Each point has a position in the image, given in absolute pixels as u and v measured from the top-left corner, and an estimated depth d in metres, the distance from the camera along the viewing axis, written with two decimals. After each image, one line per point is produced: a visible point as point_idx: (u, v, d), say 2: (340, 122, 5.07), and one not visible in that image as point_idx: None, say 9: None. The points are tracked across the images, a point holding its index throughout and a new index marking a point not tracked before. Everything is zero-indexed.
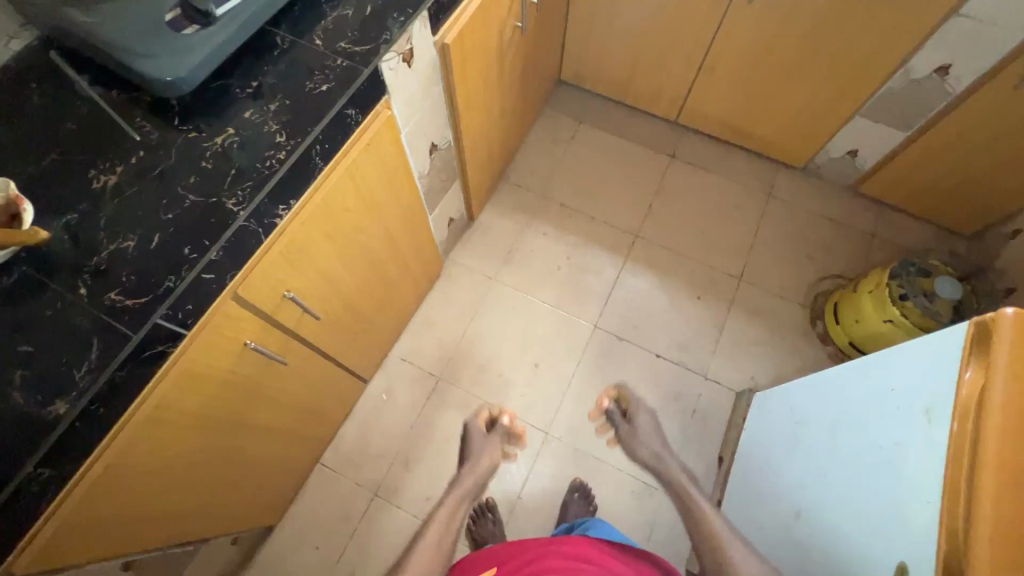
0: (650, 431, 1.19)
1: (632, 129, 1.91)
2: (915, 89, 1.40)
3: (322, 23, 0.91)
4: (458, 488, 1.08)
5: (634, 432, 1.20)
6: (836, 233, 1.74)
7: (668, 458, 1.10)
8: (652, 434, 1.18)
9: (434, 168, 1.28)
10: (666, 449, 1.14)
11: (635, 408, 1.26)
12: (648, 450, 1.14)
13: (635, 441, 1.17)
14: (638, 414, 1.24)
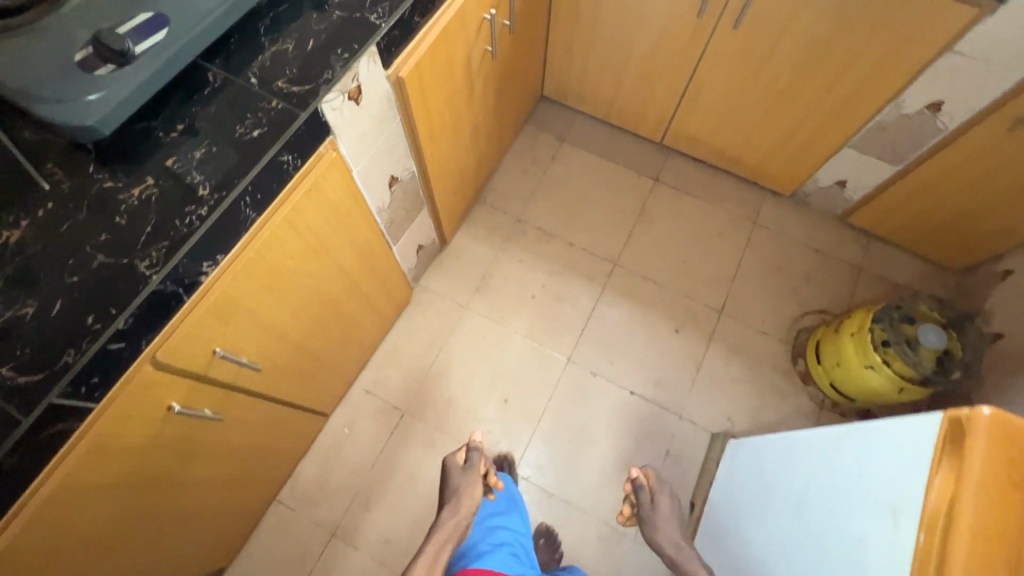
0: (669, 519, 1.06)
1: (616, 149, 1.84)
2: (906, 125, 1.34)
3: (259, 58, 0.84)
4: (440, 530, 0.95)
5: (657, 518, 1.06)
6: (821, 265, 1.68)
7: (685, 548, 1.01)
8: (673, 521, 1.06)
9: (396, 200, 1.22)
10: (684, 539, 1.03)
11: (662, 491, 1.10)
12: (670, 541, 1.02)
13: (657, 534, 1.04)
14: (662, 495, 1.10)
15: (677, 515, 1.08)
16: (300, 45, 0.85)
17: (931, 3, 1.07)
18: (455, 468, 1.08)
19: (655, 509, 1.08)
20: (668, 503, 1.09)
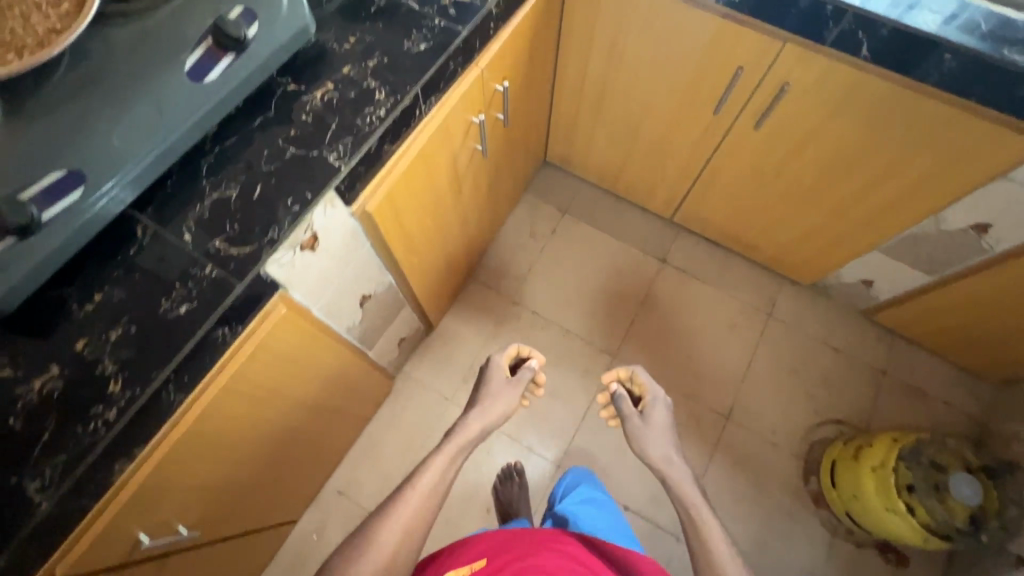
0: (664, 429, 1.00)
1: (621, 224, 1.71)
2: (945, 239, 1.19)
3: (197, 207, 0.72)
4: (460, 435, 0.93)
5: (645, 430, 0.99)
6: (840, 366, 1.53)
7: (675, 459, 0.95)
8: (665, 432, 0.99)
9: (369, 315, 1.10)
10: (671, 444, 0.98)
11: (649, 397, 1.03)
12: (660, 451, 0.97)
13: (641, 444, 0.98)
14: (653, 408, 1.02)
15: (667, 419, 1.02)
16: (245, 192, 0.73)
17: (985, 127, 0.93)
18: (482, 370, 1.08)
19: (644, 423, 1.01)
20: (660, 411, 1.02)
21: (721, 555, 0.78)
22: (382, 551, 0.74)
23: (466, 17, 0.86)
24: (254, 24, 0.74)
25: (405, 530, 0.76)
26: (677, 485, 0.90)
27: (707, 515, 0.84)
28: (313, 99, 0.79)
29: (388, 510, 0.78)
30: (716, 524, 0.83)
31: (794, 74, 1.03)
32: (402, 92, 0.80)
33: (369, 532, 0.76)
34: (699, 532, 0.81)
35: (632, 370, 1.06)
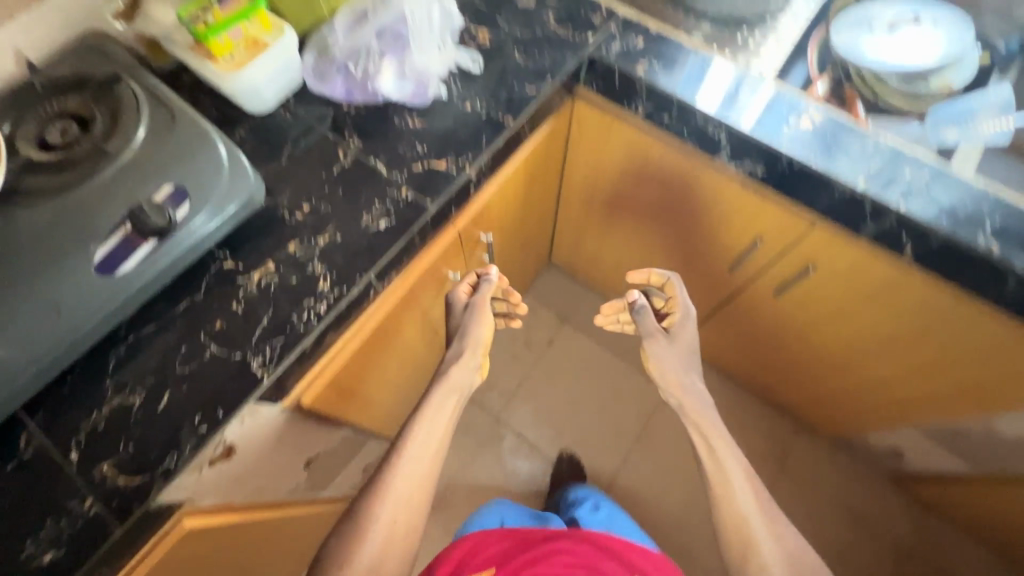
0: (688, 349, 0.84)
1: (625, 342, 1.57)
2: (993, 444, 1.01)
3: (93, 414, 0.63)
4: (440, 389, 0.78)
5: (670, 352, 0.83)
6: (860, 538, 1.35)
7: (695, 384, 0.81)
8: (688, 358, 0.83)
9: (319, 468, 1.00)
10: (693, 364, 0.83)
11: (680, 313, 0.87)
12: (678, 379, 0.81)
13: (659, 365, 0.82)
14: (682, 327, 0.86)
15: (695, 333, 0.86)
16: (150, 401, 0.63)
17: None
18: (451, 300, 0.86)
19: (670, 340, 0.84)
20: (688, 330, 0.86)
21: (747, 508, 0.72)
22: (385, 533, 0.70)
23: (437, 187, 0.75)
24: (185, 203, 0.65)
25: (401, 503, 0.71)
26: (700, 416, 0.79)
27: (737, 455, 0.76)
28: (249, 282, 0.69)
29: (376, 493, 0.72)
30: (747, 468, 0.75)
31: (821, 256, 0.89)
32: (351, 281, 0.70)
33: (365, 518, 0.70)
34: (726, 480, 0.74)
35: (668, 277, 0.88)
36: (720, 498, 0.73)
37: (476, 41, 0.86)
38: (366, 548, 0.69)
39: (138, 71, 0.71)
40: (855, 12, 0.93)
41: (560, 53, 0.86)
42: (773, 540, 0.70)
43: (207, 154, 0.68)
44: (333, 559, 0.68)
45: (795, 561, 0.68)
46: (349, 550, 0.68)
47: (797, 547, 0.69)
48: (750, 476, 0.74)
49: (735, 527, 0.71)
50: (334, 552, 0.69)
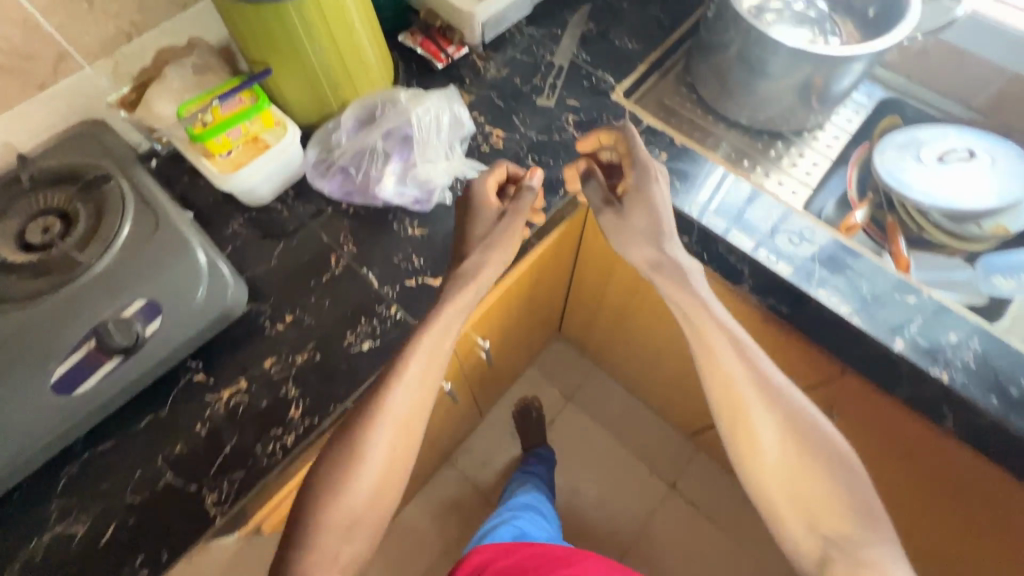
0: (645, 208, 0.68)
1: (632, 429, 1.48)
2: None
3: (33, 544, 0.58)
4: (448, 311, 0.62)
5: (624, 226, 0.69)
6: None
7: (668, 246, 0.66)
8: (648, 223, 0.67)
9: None
10: (662, 237, 0.66)
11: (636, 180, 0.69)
12: (649, 255, 0.66)
13: (631, 241, 0.68)
14: (639, 190, 0.69)
15: (666, 185, 0.71)
16: (94, 534, 0.58)
17: None
18: (473, 194, 0.71)
19: (628, 211, 0.69)
20: (660, 186, 0.69)
21: (733, 373, 0.59)
22: (386, 451, 0.57)
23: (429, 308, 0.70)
24: (157, 318, 0.62)
25: (402, 426, 0.58)
26: (679, 295, 0.63)
27: (723, 320, 0.61)
28: (216, 402, 0.65)
29: (369, 420, 0.57)
30: (736, 332, 0.61)
31: (847, 403, 0.80)
32: (323, 411, 0.64)
33: (355, 447, 0.56)
34: (714, 348, 0.60)
35: (618, 131, 0.72)
36: (706, 371, 0.60)
37: (489, 144, 0.82)
38: (355, 484, 0.55)
39: (130, 166, 0.68)
40: (903, 133, 0.85)
41: (577, 162, 0.80)
42: (767, 416, 0.57)
43: (187, 264, 0.64)
44: (320, 498, 0.55)
45: (795, 437, 0.56)
46: (339, 483, 0.55)
47: (796, 419, 0.57)
48: (742, 347, 0.59)
49: (732, 406, 0.58)
50: (320, 490, 0.55)
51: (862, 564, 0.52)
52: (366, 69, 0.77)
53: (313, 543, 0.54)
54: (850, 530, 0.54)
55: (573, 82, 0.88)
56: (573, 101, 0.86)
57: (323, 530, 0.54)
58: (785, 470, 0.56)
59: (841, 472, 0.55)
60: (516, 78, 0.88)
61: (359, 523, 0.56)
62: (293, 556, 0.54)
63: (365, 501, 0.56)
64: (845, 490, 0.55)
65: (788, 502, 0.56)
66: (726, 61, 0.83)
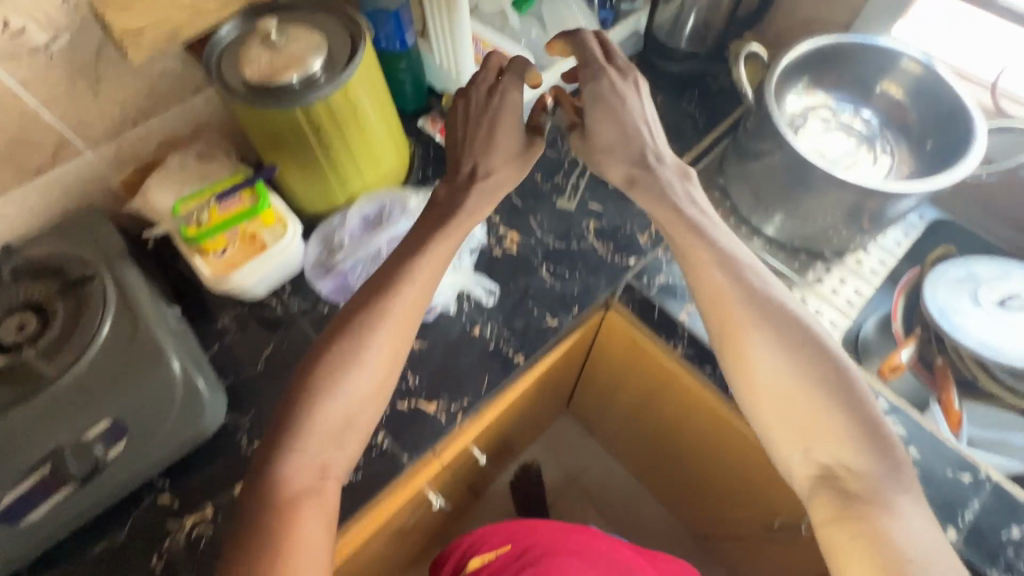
0: (612, 119, 0.65)
1: (637, 525, 1.37)
2: None
3: None
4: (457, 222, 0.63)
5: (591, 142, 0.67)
6: None
7: (651, 163, 0.64)
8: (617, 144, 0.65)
9: None
10: (636, 152, 0.64)
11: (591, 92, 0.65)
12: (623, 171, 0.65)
13: (607, 157, 0.66)
14: (599, 106, 0.65)
15: (642, 97, 0.66)
16: None
17: None
18: (497, 86, 0.68)
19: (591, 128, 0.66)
20: (638, 96, 0.66)
21: (723, 289, 0.59)
22: (383, 353, 0.57)
23: (419, 440, 0.64)
24: (121, 440, 0.56)
25: (395, 325, 0.58)
26: (663, 213, 0.63)
27: (721, 245, 0.60)
28: (178, 530, 0.60)
29: (370, 320, 0.57)
30: (734, 257, 0.60)
31: None
32: None
33: (353, 345, 0.56)
34: (710, 270, 0.60)
35: (570, 43, 0.68)
36: (699, 291, 0.61)
37: (502, 248, 0.76)
38: (349, 384, 0.55)
39: (119, 261, 0.64)
40: (960, 266, 0.77)
41: (594, 276, 0.75)
42: (764, 341, 0.56)
43: (160, 380, 0.58)
44: (312, 389, 0.55)
45: (795, 363, 0.55)
46: (330, 376, 0.55)
47: (798, 345, 0.55)
48: (730, 263, 0.59)
49: (727, 330, 0.58)
50: (312, 381, 0.55)
51: (857, 496, 0.51)
52: (377, 166, 0.73)
53: (302, 432, 0.53)
54: (856, 460, 0.52)
55: (597, 183, 0.82)
56: (595, 205, 0.80)
57: (312, 423, 0.54)
58: (783, 395, 0.55)
59: (851, 401, 0.53)
60: (537, 174, 0.83)
61: (348, 423, 0.55)
62: (278, 441, 0.53)
63: (353, 406, 0.55)
64: (851, 416, 0.53)
65: (784, 424, 0.56)
66: (764, 172, 0.76)
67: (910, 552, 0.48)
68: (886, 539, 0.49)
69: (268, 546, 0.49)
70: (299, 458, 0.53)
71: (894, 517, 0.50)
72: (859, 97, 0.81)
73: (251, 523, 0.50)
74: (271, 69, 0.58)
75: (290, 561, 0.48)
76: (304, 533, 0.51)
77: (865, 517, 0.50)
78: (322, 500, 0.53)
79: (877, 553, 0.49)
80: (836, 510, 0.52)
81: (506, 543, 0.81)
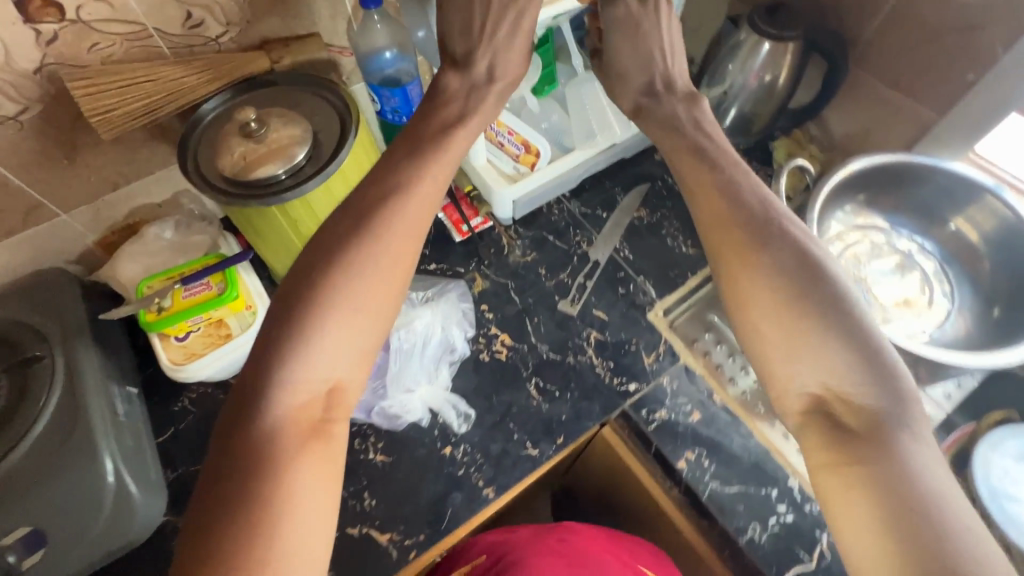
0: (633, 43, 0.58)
1: None
2: None
3: None
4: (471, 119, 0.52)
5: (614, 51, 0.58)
6: None
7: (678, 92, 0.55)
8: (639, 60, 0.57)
9: None
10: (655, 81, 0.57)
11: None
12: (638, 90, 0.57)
13: (621, 84, 0.59)
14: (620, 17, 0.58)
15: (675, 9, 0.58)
16: None
17: None
18: None
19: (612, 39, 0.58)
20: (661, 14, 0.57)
21: (722, 200, 0.45)
22: (393, 249, 0.43)
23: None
24: (39, 550, 0.52)
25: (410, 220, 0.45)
26: (693, 169, 0.49)
27: (726, 169, 0.48)
28: None
29: (386, 210, 0.44)
30: (736, 175, 0.47)
31: None
32: None
33: (359, 236, 0.43)
34: (712, 190, 0.46)
35: None
36: (699, 208, 0.47)
37: (491, 353, 0.69)
38: (355, 292, 0.41)
39: (74, 338, 0.60)
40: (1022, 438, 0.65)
41: (587, 400, 0.67)
42: (766, 258, 0.42)
43: (90, 482, 0.54)
44: (307, 290, 0.41)
45: (798, 279, 0.41)
46: (332, 276, 0.41)
47: (803, 261, 0.41)
48: (731, 181, 0.46)
49: (733, 247, 0.43)
50: (312, 282, 0.41)
51: (861, 436, 0.37)
52: None
53: (297, 349, 0.39)
54: (861, 393, 0.38)
55: (605, 287, 0.74)
56: (599, 313, 0.72)
57: (311, 346, 0.40)
58: (785, 319, 0.40)
59: (866, 327, 0.39)
60: (541, 269, 0.76)
61: (354, 334, 0.41)
62: (267, 364, 0.39)
63: (366, 321, 0.42)
64: (860, 350, 0.39)
65: (781, 353, 0.40)
66: None
67: (932, 499, 0.34)
68: (905, 490, 0.35)
69: (249, 494, 0.35)
70: (293, 380, 0.39)
71: (913, 462, 0.36)
72: (921, 226, 0.71)
73: (233, 468, 0.36)
74: (245, 161, 0.52)
75: (282, 516, 0.35)
76: (298, 478, 0.37)
77: (871, 462, 0.36)
78: (328, 437, 0.40)
79: (882, 505, 0.35)
80: (833, 451, 0.38)
81: (483, 554, 0.62)
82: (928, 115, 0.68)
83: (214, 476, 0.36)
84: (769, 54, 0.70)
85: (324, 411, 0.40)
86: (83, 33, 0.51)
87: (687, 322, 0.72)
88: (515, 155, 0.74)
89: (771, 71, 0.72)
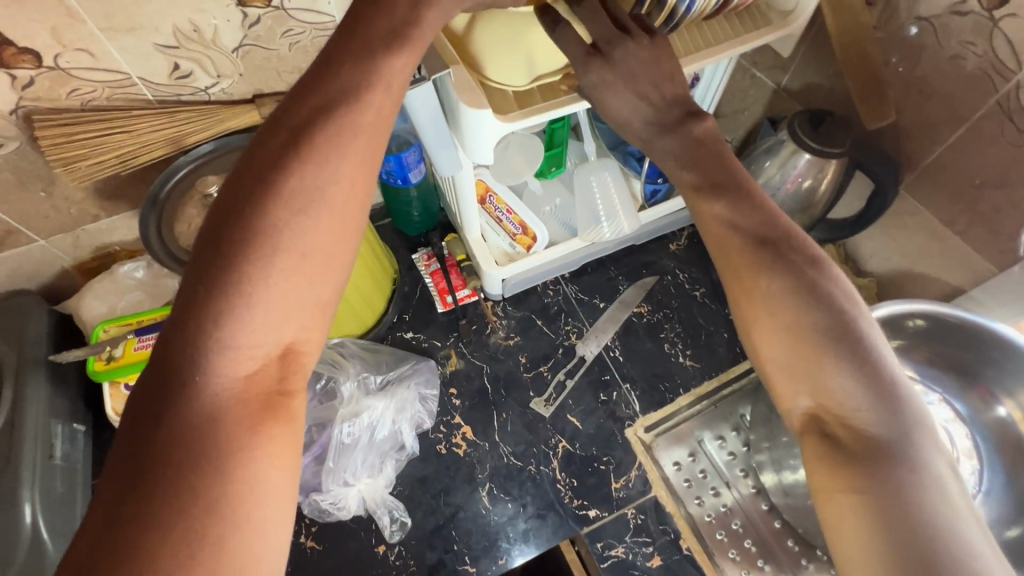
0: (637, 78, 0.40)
1: None
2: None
3: None
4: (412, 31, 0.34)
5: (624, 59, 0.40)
6: None
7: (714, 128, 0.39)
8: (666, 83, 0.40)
9: None
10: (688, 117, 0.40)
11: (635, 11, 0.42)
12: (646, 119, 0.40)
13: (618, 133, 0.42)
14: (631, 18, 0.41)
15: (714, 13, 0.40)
16: None
17: None
18: None
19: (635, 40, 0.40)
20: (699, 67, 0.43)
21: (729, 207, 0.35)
22: (361, 155, 0.31)
23: None
24: None
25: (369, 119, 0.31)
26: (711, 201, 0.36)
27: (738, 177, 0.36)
28: None
29: (339, 115, 0.30)
30: (743, 180, 0.36)
31: None
32: None
33: (322, 143, 0.30)
34: (717, 197, 0.36)
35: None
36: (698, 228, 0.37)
37: (449, 446, 0.65)
38: (303, 218, 0.29)
39: (27, 368, 0.58)
40: None
41: (540, 517, 0.61)
42: (764, 274, 0.33)
43: (5, 527, 0.53)
44: (257, 214, 0.28)
45: (799, 291, 0.32)
46: (292, 194, 0.29)
47: (797, 272, 0.32)
48: (734, 187, 0.36)
49: (729, 262, 0.34)
50: (268, 200, 0.29)
51: (858, 461, 0.29)
52: (357, 314, 0.66)
53: (247, 294, 0.28)
54: (861, 417, 0.29)
55: (586, 390, 0.68)
56: (573, 419, 0.67)
57: (251, 286, 0.28)
58: (785, 339, 0.32)
59: (872, 345, 0.30)
60: (521, 356, 0.70)
61: (322, 275, 0.30)
62: (190, 313, 0.27)
63: (323, 254, 0.29)
64: (874, 378, 0.30)
65: (779, 371, 0.32)
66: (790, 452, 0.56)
67: (939, 540, 0.26)
68: (905, 533, 0.26)
69: (182, 491, 0.25)
70: (235, 337, 0.27)
71: (919, 501, 0.27)
72: (955, 388, 0.61)
73: (157, 455, 0.25)
74: None
75: (238, 513, 0.25)
76: (256, 471, 0.27)
77: (868, 495, 0.28)
78: (288, 414, 0.29)
79: (895, 556, 0.26)
80: (832, 478, 0.29)
81: None
82: (985, 267, 0.59)
83: (132, 462, 0.25)
84: (809, 164, 0.62)
85: (279, 381, 0.29)
86: (60, 79, 0.49)
87: (668, 443, 0.66)
88: (512, 234, 0.68)
89: (812, 175, 0.62)
